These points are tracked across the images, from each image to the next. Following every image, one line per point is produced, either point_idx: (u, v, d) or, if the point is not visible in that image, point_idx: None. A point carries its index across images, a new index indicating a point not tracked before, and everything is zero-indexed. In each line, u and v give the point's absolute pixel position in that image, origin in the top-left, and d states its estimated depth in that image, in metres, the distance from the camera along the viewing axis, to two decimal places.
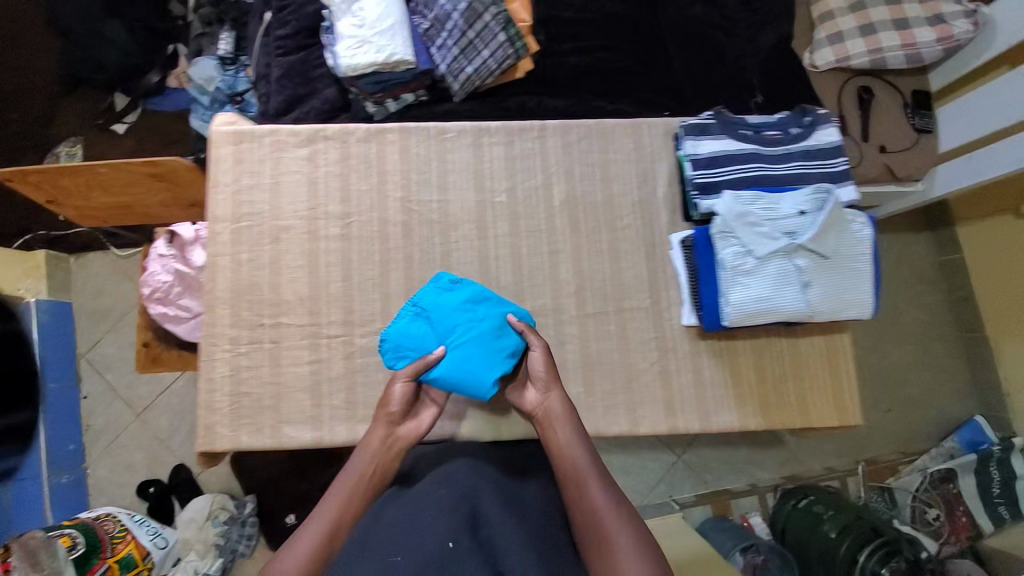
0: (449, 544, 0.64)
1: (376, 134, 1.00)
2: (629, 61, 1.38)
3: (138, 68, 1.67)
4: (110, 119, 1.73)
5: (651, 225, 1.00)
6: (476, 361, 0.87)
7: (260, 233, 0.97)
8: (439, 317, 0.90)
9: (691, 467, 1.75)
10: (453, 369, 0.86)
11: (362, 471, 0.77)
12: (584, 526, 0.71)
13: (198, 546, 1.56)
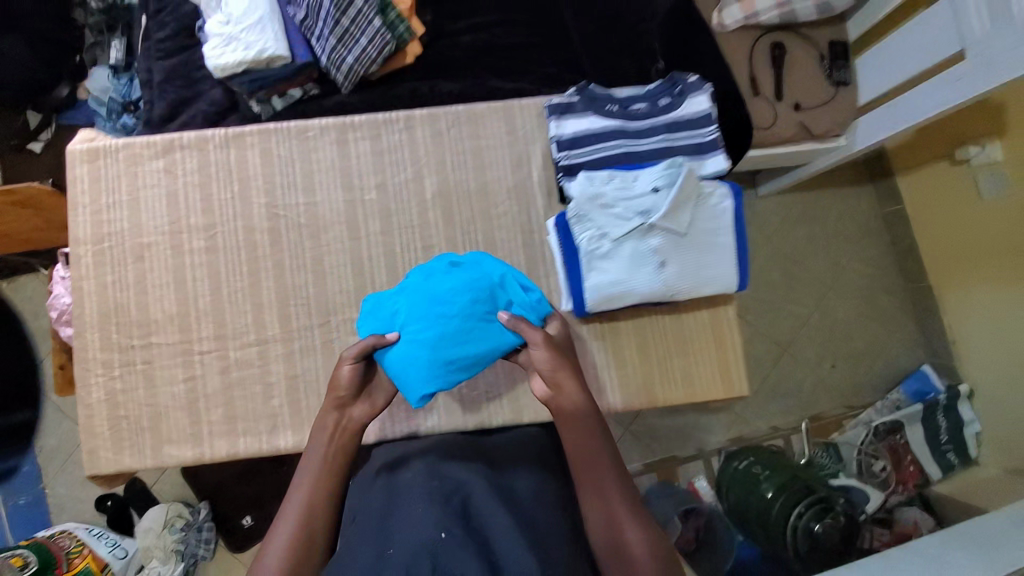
0: (440, 534, 0.58)
1: (236, 138, 0.97)
2: (527, 35, 1.31)
3: (43, 83, 1.50)
4: (24, 138, 1.56)
5: (527, 210, 0.97)
6: (423, 353, 0.83)
7: (124, 252, 0.95)
8: (414, 295, 0.87)
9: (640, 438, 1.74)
10: (405, 356, 0.82)
11: (332, 451, 0.78)
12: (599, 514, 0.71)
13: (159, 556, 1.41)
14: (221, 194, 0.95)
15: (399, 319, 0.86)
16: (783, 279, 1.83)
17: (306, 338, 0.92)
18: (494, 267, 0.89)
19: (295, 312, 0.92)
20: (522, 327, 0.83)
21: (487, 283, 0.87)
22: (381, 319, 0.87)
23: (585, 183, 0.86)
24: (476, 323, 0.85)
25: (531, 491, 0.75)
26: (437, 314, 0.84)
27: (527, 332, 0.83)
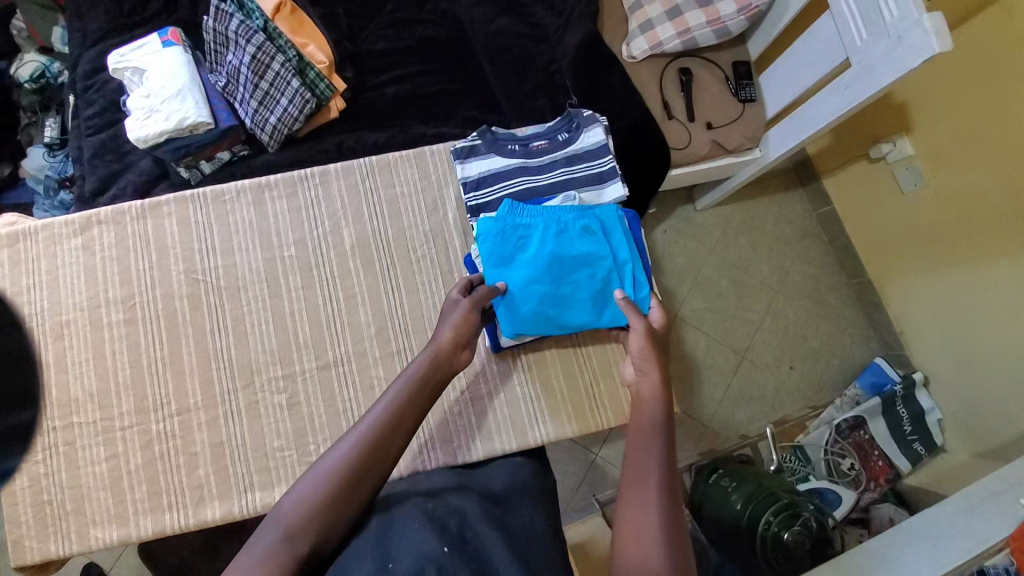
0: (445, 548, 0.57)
1: (152, 209, 0.98)
2: (447, 82, 1.35)
3: None
4: None
5: (446, 251, 0.99)
6: (527, 303, 0.86)
7: (42, 332, 0.94)
8: (540, 243, 0.87)
9: None
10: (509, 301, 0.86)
11: (427, 379, 0.74)
12: (634, 492, 0.64)
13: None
14: (138, 266, 0.96)
15: (518, 263, 0.87)
16: (734, 285, 1.84)
17: (229, 404, 0.93)
18: (624, 249, 0.89)
19: (218, 376, 0.93)
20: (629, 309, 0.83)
21: (609, 259, 0.87)
22: (502, 252, 0.86)
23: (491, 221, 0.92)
24: (578, 299, 0.87)
25: (517, 516, 0.74)
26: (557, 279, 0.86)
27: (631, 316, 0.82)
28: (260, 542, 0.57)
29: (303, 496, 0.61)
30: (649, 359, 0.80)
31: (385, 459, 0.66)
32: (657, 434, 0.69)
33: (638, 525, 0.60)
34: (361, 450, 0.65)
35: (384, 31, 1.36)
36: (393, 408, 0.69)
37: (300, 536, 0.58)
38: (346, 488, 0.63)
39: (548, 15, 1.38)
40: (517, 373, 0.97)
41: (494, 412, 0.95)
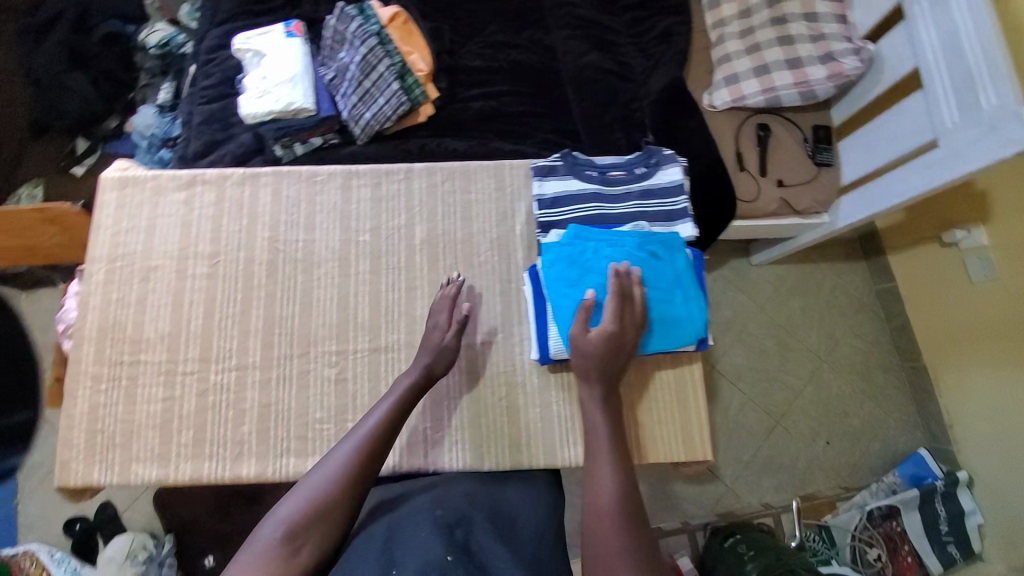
0: (448, 557, 0.61)
1: (252, 178, 1.06)
2: (531, 105, 1.42)
3: (97, 114, 1.71)
4: (69, 162, 1.76)
5: (509, 261, 1.01)
6: (601, 322, 0.80)
7: (131, 273, 1.02)
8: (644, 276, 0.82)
9: None
10: (599, 319, 0.81)
11: (412, 386, 0.85)
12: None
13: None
14: (229, 227, 1.04)
15: (585, 283, 0.82)
16: (777, 346, 1.79)
17: (283, 368, 0.98)
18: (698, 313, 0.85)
19: (278, 341, 0.99)
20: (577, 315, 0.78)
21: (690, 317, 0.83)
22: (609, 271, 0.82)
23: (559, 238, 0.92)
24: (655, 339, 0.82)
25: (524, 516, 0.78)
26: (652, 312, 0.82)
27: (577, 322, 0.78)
28: (257, 540, 0.66)
29: (289, 511, 0.68)
30: (592, 360, 0.76)
31: (375, 460, 0.76)
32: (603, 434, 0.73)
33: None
34: (342, 474, 0.73)
35: (481, 51, 1.45)
36: (385, 415, 0.80)
37: (289, 546, 0.65)
38: (338, 492, 0.72)
39: (638, 57, 1.44)
40: (505, 380, 0.97)
41: (528, 422, 0.95)
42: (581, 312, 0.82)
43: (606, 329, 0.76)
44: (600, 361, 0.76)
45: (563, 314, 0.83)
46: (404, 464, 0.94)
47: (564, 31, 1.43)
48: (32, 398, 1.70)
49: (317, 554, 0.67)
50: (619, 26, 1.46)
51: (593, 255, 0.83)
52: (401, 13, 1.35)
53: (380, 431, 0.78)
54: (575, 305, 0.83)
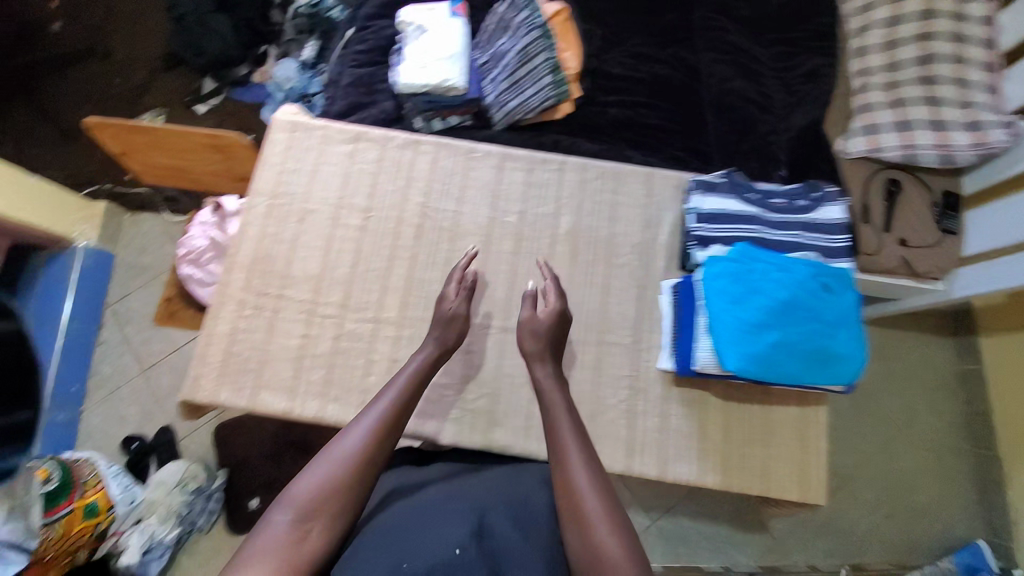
0: (456, 550, 0.61)
1: (413, 144, 1.11)
2: (665, 120, 1.44)
3: (232, 59, 1.82)
4: (195, 100, 1.90)
5: (648, 267, 1.03)
6: (762, 344, 0.78)
7: (288, 212, 1.06)
8: (810, 305, 0.79)
9: (665, 535, 1.57)
10: (757, 339, 0.79)
11: (422, 366, 0.85)
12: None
13: (162, 512, 1.60)
14: (385, 186, 1.08)
15: (749, 303, 0.80)
16: (852, 407, 1.73)
17: (418, 328, 1.00)
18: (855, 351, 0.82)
19: (416, 303, 1.02)
20: (524, 304, 0.94)
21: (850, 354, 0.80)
22: (772, 294, 0.80)
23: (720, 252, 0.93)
24: (811, 369, 0.79)
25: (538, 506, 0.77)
26: (814, 342, 0.79)
27: (526, 308, 0.94)
28: (270, 525, 0.64)
29: (298, 495, 0.66)
30: (546, 340, 0.90)
31: (389, 439, 0.75)
32: (571, 431, 0.77)
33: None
34: (350, 458, 0.70)
35: (623, 60, 1.49)
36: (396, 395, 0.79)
37: (299, 530, 0.64)
38: (350, 473, 0.70)
39: (780, 91, 1.45)
40: (631, 384, 0.98)
41: (646, 431, 0.96)
42: (740, 330, 0.79)
43: (553, 310, 0.93)
44: (550, 339, 0.91)
45: (719, 329, 0.80)
46: (518, 446, 0.95)
47: (711, 53, 1.47)
48: (125, 322, 1.91)
49: (328, 534, 0.65)
50: (766, 57, 1.49)
51: (758, 274, 0.81)
52: (564, 11, 1.41)
53: (386, 417, 0.75)
54: (731, 322, 0.80)
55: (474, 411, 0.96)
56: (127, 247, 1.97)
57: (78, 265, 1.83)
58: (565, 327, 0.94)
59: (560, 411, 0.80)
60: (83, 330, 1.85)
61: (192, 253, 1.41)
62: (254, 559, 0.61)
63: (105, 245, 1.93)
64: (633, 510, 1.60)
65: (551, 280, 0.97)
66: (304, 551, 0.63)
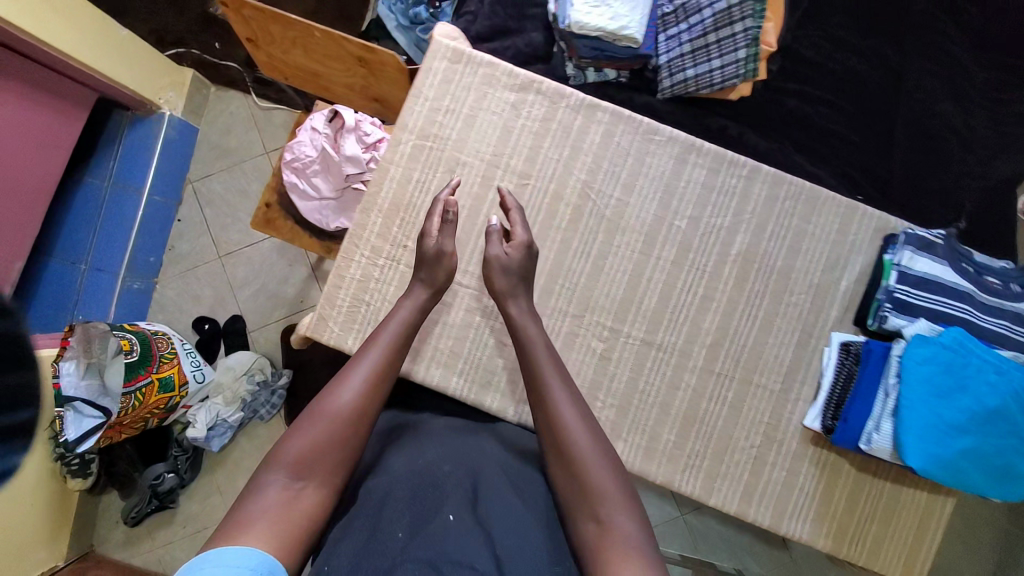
0: (450, 516, 0.66)
1: (588, 108, 0.95)
2: (848, 128, 1.25)
3: None
4: None
5: (817, 313, 0.96)
6: (950, 450, 0.81)
7: (437, 158, 0.95)
8: (1013, 422, 0.80)
9: (688, 527, 1.61)
10: (946, 439, 0.81)
11: (408, 316, 0.85)
12: (586, 509, 0.69)
13: (228, 395, 1.74)
14: (549, 153, 0.95)
15: (950, 403, 0.82)
16: None
17: (554, 321, 0.94)
18: None
19: (558, 292, 0.94)
20: (496, 241, 0.90)
21: None
22: (978, 398, 0.81)
23: (925, 330, 0.87)
24: (988, 480, 0.81)
25: (534, 485, 0.78)
26: (1002, 456, 0.80)
27: (495, 246, 0.89)
28: (266, 484, 0.66)
29: (292, 453, 0.69)
30: (516, 274, 0.88)
31: (380, 390, 0.78)
32: (554, 375, 0.81)
33: (605, 538, 0.66)
34: (343, 410, 0.74)
35: (820, 41, 1.26)
36: (385, 348, 0.80)
37: (294, 486, 0.67)
38: (343, 428, 0.73)
39: (987, 126, 1.23)
40: (764, 430, 0.96)
41: (767, 481, 0.96)
42: (933, 426, 0.82)
43: (520, 244, 0.89)
44: (523, 274, 0.89)
45: (910, 421, 0.83)
46: (634, 463, 0.94)
47: (921, 62, 1.24)
48: (204, 204, 1.89)
49: (323, 489, 0.69)
50: (986, 80, 1.25)
51: (971, 373, 0.82)
52: None
53: (376, 369, 0.79)
54: (927, 415, 0.82)
55: (598, 418, 0.94)
56: (210, 123, 1.89)
57: (163, 133, 1.76)
58: (533, 261, 0.91)
59: (542, 350, 0.83)
60: (163, 204, 1.82)
61: (301, 163, 1.32)
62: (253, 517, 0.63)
63: (191, 117, 1.85)
64: (667, 497, 1.63)
65: (516, 209, 0.91)
66: (300, 506, 0.66)
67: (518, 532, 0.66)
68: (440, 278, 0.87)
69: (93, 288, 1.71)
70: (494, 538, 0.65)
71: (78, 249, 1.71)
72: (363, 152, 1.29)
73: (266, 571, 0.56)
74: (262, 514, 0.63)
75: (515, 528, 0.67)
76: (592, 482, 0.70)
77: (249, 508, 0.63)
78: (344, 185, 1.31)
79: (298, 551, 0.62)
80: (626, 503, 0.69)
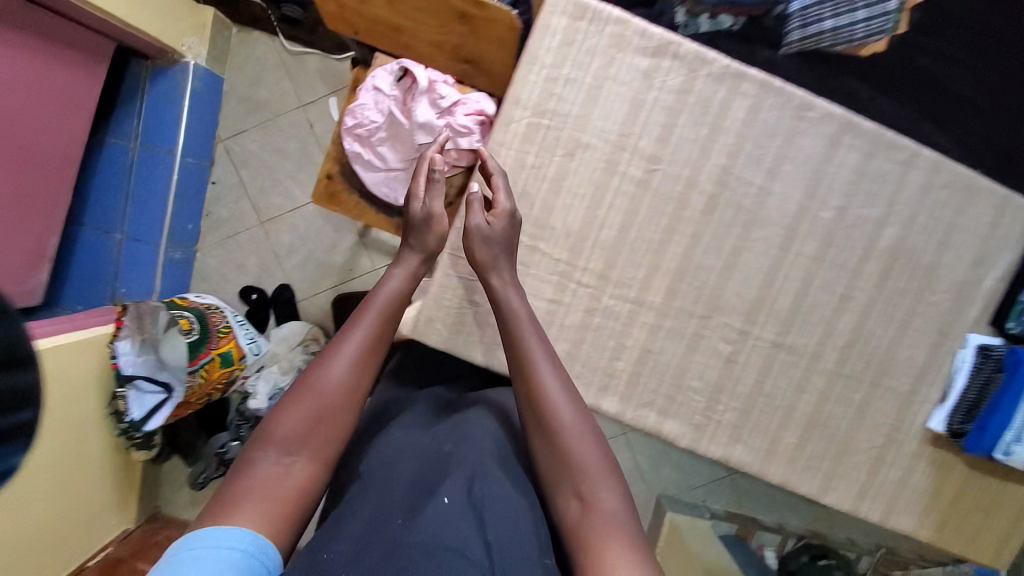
0: (445, 499, 0.68)
1: (732, 77, 0.81)
2: (985, 93, 1.09)
3: None
4: None
5: (959, 311, 0.89)
6: None
7: (555, 140, 0.83)
8: None
9: (734, 487, 1.87)
10: None
11: (392, 295, 0.86)
12: (567, 485, 0.73)
13: (283, 363, 1.65)
14: (684, 131, 0.82)
15: None
16: None
17: (681, 321, 0.86)
18: None
19: (685, 291, 0.85)
20: (478, 208, 0.81)
21: None
22: None
23: None
24: None
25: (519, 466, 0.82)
26: None
27: (478, 213, 0.81)
28: (260, 461, 0.72)
29: (281, 433, 0.74)
30: (499, 243, 0.80)
31: (365, 371, 0.81)
32: (537, 346, 0.79)
33: (587, 510, 0.70)
34: (330, 389, 0.78)
35: None
36: (371, 329, 0.82)
37: (284, 463, 0.72)
38: (327, 410, 0.76)
39: None
40: (887, 432, 0.92)
41: (883, 480, 0.94)
42: None
43: (504, 211, 0.80)
44: (508, 243, 0.81)
45: None
46: (754, 466, 0.91)
47: None
48: (239, 165, 1.75)
49: (311, 466, 0.74)
50: None
51: None
52: None
53: (362, 347, 0.81)
54: None
55: (720, 421, 0.89)
56: (238, 71, 1.73)
57: (190, 87, 1.60)
58: (518, 229, 0.82)
59: (524, 320, 0.80)
60: (196, 166, 1.70)
61: (364, 130, 1.19)
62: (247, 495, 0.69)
63: (216, 65, 1.69)
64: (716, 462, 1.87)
65: (498, 173, 0.81)
66: (289, 483, 0.71)
67: (511, 507, 0.70)
68: (429, 244, 0.87)
69: (130, 259, 1.66)
70: (485, 519, 0.67)
71: (110, 218, 1.65)
72: (437, 117, 1.15)
73: (256, 551, 0.63)
74: (252, 491, 0.69)
75: (504, 506, 0.70)
76: (576, 456, 0.73)
77: (244, 482, 0.70)
78: (415, 156, 1.18)
79: (289, 527, 0.69)
80: (607, 476, 0.72)
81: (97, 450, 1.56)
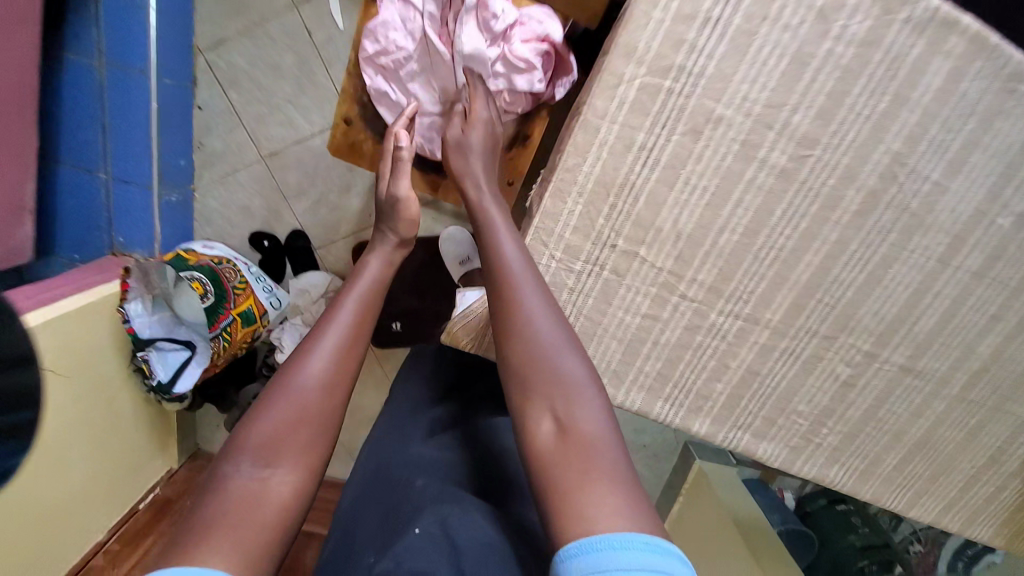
0: (415, 530, 0.58)
1: (944, 22, 0.56)
2: None
3: None
4: None
5: None
6: None
7: (675, 111, 0.60)
8: None
9: None
10: None
11: (370, 284, 0.81)
12: (543, 398, 0.56)
13: (307, 316, 1.53)
14: (856, 105, 0.59)
15: None
16: None
17: (799, 343, 0.71)
18: None
19: (812, 310, 0.69)
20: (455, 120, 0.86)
21: None
22: None
23: None
24: None
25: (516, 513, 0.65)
26: None
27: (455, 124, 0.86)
28: (233, 474, 0.60)
29: (256, 437, 0.63)
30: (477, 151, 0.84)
31: (349, 362, 0.73)
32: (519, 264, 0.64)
33: (566, 434, 0.53)
34: (310, 383, 0.69)
35: None
36: (350, 315, 0.76)
37: (259, 472, 0.61)
38: (312, 408, 0.67)
39: None
40: (995, 455, 0.83)
41: (972, 498, 0.87)
42: None
43: (482, 122, 0.86)
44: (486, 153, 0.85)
45: None
46: (841, 483, 0.84)
47: None
48: (228, 85, 1.45)
49: (291, 477, 0.62)
50: None
51: None
52: None
53: (345, 334, 0.74)
54: None
55: (820, 443, 0.80)
56: None
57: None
58: (495, 144, 0.87)
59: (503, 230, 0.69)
60: (177, 88, 1.40)
61: (391, 61, 0.92)
62: (214, 515, 0.57)
63: None
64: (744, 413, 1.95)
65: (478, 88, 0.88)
66: (268, 500, 0.59)
67: (487, 545, 0.57)
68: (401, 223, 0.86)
69: (121, 204, 1.47)
70: (459, 558, 0.55)
71: (90, 155, 1.42)
72: (486, 45, 0.88)
73: None
74: (223, 511, 0.57)
75: (478, 541, 0.57)
76: (573, 398, 0.55)
77: (218, 502, 0.58)
78: (456, 94, 0.91)
79: (265, 555, 0.56)
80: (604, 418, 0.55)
81: (134, 411, 1.53)
